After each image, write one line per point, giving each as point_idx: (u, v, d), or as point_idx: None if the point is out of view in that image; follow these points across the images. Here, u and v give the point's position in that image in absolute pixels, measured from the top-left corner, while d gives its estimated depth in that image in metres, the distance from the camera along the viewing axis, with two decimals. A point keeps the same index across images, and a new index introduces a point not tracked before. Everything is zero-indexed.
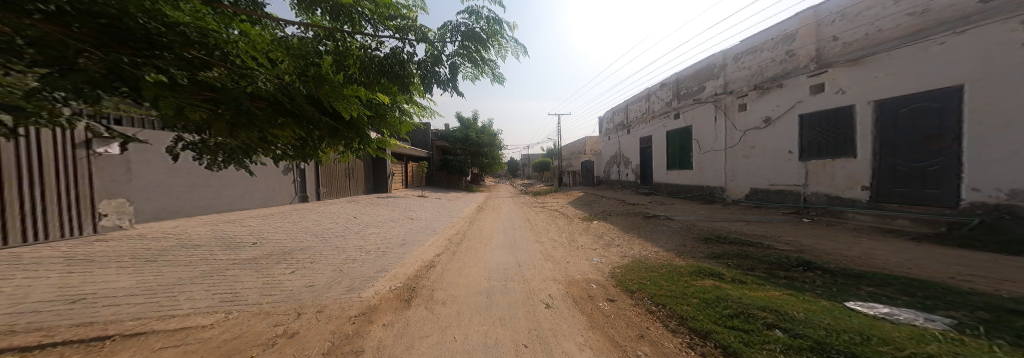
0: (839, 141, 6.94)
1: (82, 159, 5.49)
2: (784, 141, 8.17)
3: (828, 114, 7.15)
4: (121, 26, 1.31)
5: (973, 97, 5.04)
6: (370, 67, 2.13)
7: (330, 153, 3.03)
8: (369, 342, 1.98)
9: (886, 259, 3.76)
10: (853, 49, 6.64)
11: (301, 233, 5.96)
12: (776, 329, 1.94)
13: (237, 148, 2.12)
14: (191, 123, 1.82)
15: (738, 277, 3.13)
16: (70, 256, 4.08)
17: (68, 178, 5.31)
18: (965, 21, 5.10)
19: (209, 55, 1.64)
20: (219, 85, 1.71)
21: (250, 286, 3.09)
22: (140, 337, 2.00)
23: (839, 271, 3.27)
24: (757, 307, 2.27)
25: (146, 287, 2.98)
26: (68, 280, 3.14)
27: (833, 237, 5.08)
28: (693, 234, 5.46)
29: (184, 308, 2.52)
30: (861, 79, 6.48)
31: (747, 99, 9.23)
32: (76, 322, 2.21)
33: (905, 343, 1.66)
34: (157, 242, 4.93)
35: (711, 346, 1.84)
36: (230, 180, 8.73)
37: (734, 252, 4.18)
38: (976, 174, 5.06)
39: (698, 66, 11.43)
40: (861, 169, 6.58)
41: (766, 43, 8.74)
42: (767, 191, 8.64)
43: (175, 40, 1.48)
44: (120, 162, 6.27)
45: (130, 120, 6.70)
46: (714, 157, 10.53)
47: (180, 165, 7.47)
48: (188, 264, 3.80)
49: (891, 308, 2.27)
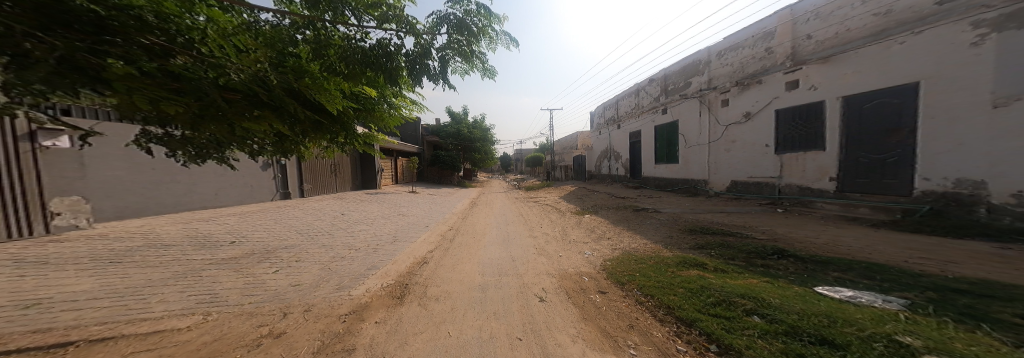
0: (811, 134, 7.35)
1: (26, 153, 5.03)
2: (762, 136, 8.56)
3: (802, 109, 7.52)
4: (64, 7, 1.21)
5: (927, 93, 5.44)
6: (351, 58, 2.00)
7: (313, 148, 2.89)
8: (362, 340, 1.97)
9: (850, 245, 4.08)
10: (825, 47, 6.98)
11: (286, 231, 5.73)
12: (755, 315, 2.08)
13: (209, 143, 1.98)
14: (151, 114, 1.63)
15: (720, 266, 3.30)
16: (20, 258, 3.74)
17: (11, 173, 4.85)
18: (922, 22, 5.44)
19: (170, 41, 1.52)
20: (187, 74, 1.54)
21: (231, 286, 2.97)
22: (108, 342, 1.89)
23: (809, 258, 3.51)
24: (737, 295, 2.41)
25: (112, 290, 2.79)
26: (20, 284, 2.89)
27: (804, 226, 5.44)
28: (679, 226, 5.68)
29: (157, 311, 2.39)
30: (831, 76, 6.85)
31: (729, 95, 9.54)
32: (34, 328, 2.06)
33: (867, 324, 1.82)
34: (122, 242, 4.62)
35: (696, 333, 1.95)
36: (202, 175, 8.22)
37: (716, 242, 4.39)
38: (929, 165, 5.50)
39: (684, 61, 11.65)
40: (829, 161, 7.03)
41: (747, 40, 9.01)
42: (746, 183, 9.07)
43: (130, 24, 1.38)
44: (72, 157, 5.74)
45: (82, 111, 6.11)
46: (698, 150, 10.90)
47: (143, 159, 6.93)
48: (160, 265, 3.59)
49: (854, 292, 2.48)
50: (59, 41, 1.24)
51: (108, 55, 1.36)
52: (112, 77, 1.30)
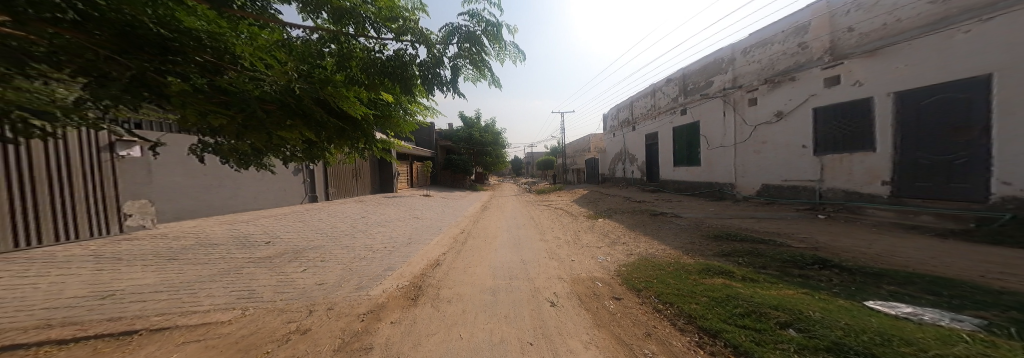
0: (856, 134, 6.68)
1: (105, 163, 5.72)
2: (798, 136, 7.90)
3: (844, 107, 6.88)
4: (141, 33, 1.41)
5: (1002, 86, 4.77)
6: (371, 70, 2.09)
7: (337, 154, 3.08)
8: (378, 339, 2.02)
9: (909, 256, 3.59)
10: (870, 39, 6.35)
11: (312, 232, 6.09)
12: (790, 328, 1.88)
13: (249, 151, 2.21)
14: (205, 128, 1.87)
15: (749, 275, 3.05)
16: (99, 254, 4.30)
17: (94, 181, 5.56)
18: (991, 8, 4.84)
19: (219, 58, 1.74)
20: (231, 89, 1.75)
21: (266, 284, 3.19)
22: (165, 332, 2.09)
23: (857, 268, 3.14)
24: (769, 306, 2.20)
25: (169, 285, 3.11)
26: (99, 277, 3.32)
27: (852, 234, 4.89)
28: (703, 232, 5.33)
29: (205, 305, 2.62)
30: (878, 71, 6.20)
31: (757, 94, 8.95)
32: (108, 316, 2.33)
33: (929, 344, 1.58)
34: (179, 241, 5.15)
35: (720, 345, 1.80)
36: (244, 180, 9.02)
37: (746, 249, 4.07)
38: (1007, 167, 4.79)
39: (705, 60, 11.15)
40: (879, 163, 6.31)
41: (777, 35, 8.44)
42: (780, 187, 8.37)
43: (188, 44, 1.58)
44: (142, 165, 6.56)
45: (152, 124, 7.01)
46: (723, 153, 10.28)
47: (198, 167, 7.75)
48: (208, 262, 3.96)
49: (914, 308, 2.17)
50: (133, 61, 1.43)
51: (170, 74, 1.58)
52: (172, 94, 1.54)
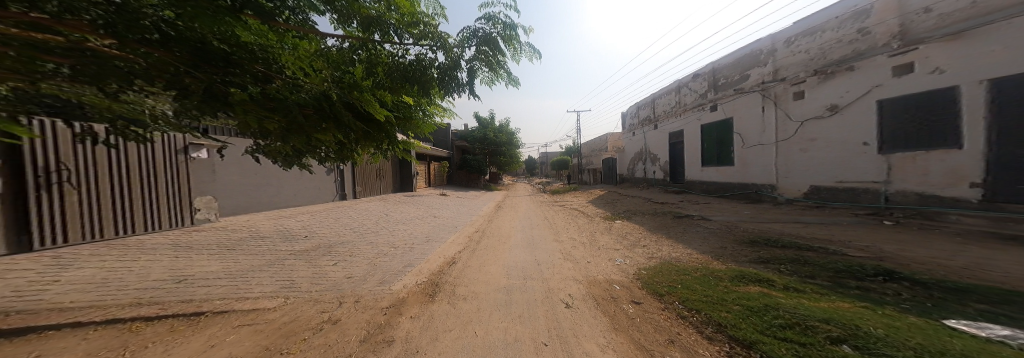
0: (935, 130, 5.72)
1: (181, 163, 6.66)
2: (857, 133, 6.90)
3: (917, 99, 5.94)
4: (209, 49, 1.63)
5: None
6: (394, 74, 2.24)
7: (364, 155, 3.28)
8: (399, 333, 2.10)
9: (1007, 271, 2.97)
10: (953, 20, 5.43)
11: (341, 228, 6.54)
12: (843, 344, 1.63)
13: (291, 152, 2.45)
14: (258, 131, 2.11)
15: (792, 285, 2.71)
16: (176, 243, 5.00)
17: (172, 179, 6.48)
18: None
19: (268, 68, 1.97)
20: (278, 96, 1.96)
21: (303, 275, 3.47)
22: (223, 315, 2.37)
23: (935, 283, 2.66)
24: (818, 319, 1.94)
25: (228, 273, 3.52)
26: (175, 263, 3.85)
27: (930, 243, 4.15)
28: (737, 236, 4.85)
29: (255, 292, 2.92)
30: (966, 56, 5.27)
31: (805, 86, 7.98)
32: (183, 298, 2.70)
33: None
34: (236, 234, 5.82)
35: (756, 356, 1.62)
36: (287, 180, 9.96)
37: (789, 256, 3.62)
38: None
39: (740, 53, 10.22)
40: (966, 162, 5.36)
41: (830, 22, 7.48)
42: (833, 189, 7.39)
43: (245, 57, 1.81)
44: (207, 165, 7.53)
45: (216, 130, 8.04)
46: (761, 151, 9.36)
47: (250, 167, 8.73)
48: (257, 253, 4.42)
49: (1014, 331, 1.77)
50: (205, 74, 1.70)
51: (233, 84, 1.83)
52: (236, 102, 1.75)
